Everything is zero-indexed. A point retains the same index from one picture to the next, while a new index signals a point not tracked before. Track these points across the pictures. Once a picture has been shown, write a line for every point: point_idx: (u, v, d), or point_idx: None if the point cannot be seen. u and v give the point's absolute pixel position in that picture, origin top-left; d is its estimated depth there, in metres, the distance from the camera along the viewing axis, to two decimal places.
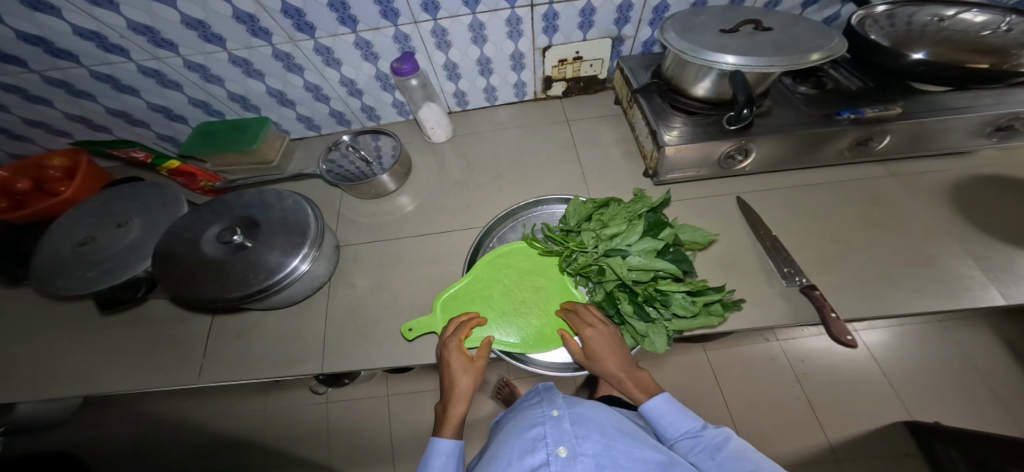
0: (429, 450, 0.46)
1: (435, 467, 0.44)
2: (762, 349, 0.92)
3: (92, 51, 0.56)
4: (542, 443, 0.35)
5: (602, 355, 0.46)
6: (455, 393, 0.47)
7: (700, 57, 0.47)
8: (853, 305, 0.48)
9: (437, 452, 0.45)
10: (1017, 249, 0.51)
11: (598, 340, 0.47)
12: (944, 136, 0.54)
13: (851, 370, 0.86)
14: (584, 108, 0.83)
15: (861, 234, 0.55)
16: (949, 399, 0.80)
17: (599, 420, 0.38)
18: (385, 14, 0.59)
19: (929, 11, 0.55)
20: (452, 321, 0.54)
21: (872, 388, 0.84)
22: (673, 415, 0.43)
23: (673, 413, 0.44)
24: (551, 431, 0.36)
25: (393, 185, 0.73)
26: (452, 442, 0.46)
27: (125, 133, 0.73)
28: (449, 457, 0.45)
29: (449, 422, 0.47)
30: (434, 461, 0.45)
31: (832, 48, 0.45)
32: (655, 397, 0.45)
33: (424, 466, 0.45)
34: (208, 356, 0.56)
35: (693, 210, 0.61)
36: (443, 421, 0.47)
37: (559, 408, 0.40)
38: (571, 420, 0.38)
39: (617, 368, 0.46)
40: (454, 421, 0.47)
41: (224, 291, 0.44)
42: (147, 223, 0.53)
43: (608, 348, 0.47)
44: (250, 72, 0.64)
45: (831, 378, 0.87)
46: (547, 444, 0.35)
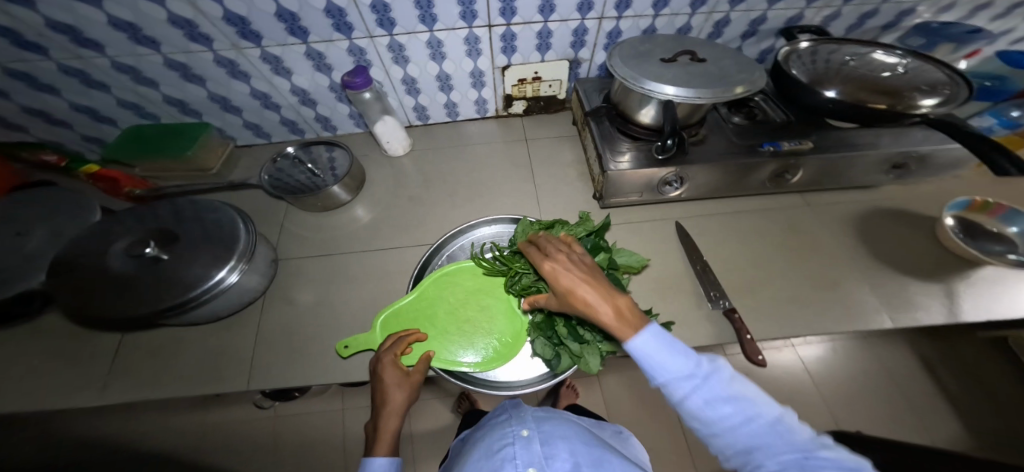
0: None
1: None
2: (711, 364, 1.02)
3: (3, 48, 0.53)
4: (511, 463, 0.35)
5: (567, 281, 0.37)
6: (388, 410, 0.45)
7: (640, 85, 0.49)
8: (765, 329, 0.50)
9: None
10: (917, 279, 0.54)
11: (562, 267, 0.38)
12: (849, 171, 0.58)
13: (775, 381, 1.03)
14: (544, 127, 0.84)
15: (784, 259, 0.58)
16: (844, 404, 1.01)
17: (567, 438, 0.39)
18: (338, 28, 0.59)
19: (846, 49, 0.59)
20: (392, 335, 0.52)
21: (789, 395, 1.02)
22: (665, 355, 0.31)
23: (667, 349, 0.32)
24: (520, 452, 0.36)
25: (347, 196, 0.71)
26: (385, 460, 0.44)
27: (47, 133, 0.68)
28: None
29: (381, 439, 0.45)
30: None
31: (754, 82, 0.48)
32: (643, 331, 0.32)
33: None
34: (112, 374, 0.52)
35: (633, 234, 0.62)
36: (376, 437, 0.45)
37: (528, 427, 0.40)
38: (540, 440, 0.38)
39: (587, 293, 0.35)
40: (388, 438, 0.45)
41: (121, 307, 0.41)
42: (52, 230, 0.50)
43: (575, 271, 0.37)
44: (189, 76, 0.62)
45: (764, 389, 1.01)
46: (516, 465, 0.35)
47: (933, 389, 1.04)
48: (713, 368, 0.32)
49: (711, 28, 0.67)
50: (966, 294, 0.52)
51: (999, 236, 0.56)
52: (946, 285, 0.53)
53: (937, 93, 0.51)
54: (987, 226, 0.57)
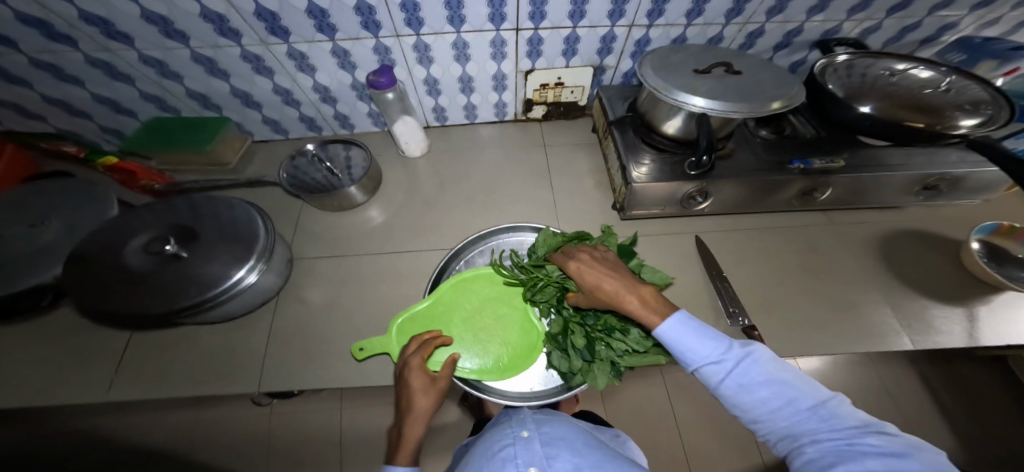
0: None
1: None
2: None
3: (32, 38, 0.52)
4: (511, 463, 0.33)
5: (596, 279, 0.41)
6: (414, 416, 0.44)
7: (672, 96, 0.49)
8: (786, 349, 0.50)
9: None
10: (938, 302, 0.54)
11: (585, 268, 0.43)
12: (879, 191, 0.57)
13: None
14: (562, 133, 0.84)
15: (805, 278, 0.57)
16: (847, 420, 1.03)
17: (574, 440, 0.36)
18: (367, 26, 0.58)
19: (884, 64, 0.57)
20: (415, 338, 0.51)
21: None
22: (690, 339, 0.35)
23: (692, 333, 0.35)
24: (522, 451, 0.34)
25: (362, 198, 0.71)
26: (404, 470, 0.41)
27: (64, 123, 0.67)
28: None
29: (404, 446, 0.43)
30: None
31: (791, 97, 0.47)
32: (670, 317, 0.36)
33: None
34: (122, 371, 0.52)
35: (654, 246, 0.62)
36: (399, 444, 0.43)
37: (529, 428, 0.38)
38: (541, 440, 0.36)
39: (615, 288, 0.40)
40: (412, 446, 0.43)
41: (145, 306, 0.40)
42: (67, 223, 0.49)
43: (601, 272, 0.42)
44: (214, 70, 0.62)
45: None
46: (517, 464, 0.32)
47: (933, 408, 1.05)
48: (748, 351, 0.33)
49: (744, 38, 0.67)
50: (988, 319, 0.51)
51: (1022, 261, 0.56)
52: (968, 308, 0.53)
53: (979, 113, 0.50)
54: (1012, 253, 0.57)
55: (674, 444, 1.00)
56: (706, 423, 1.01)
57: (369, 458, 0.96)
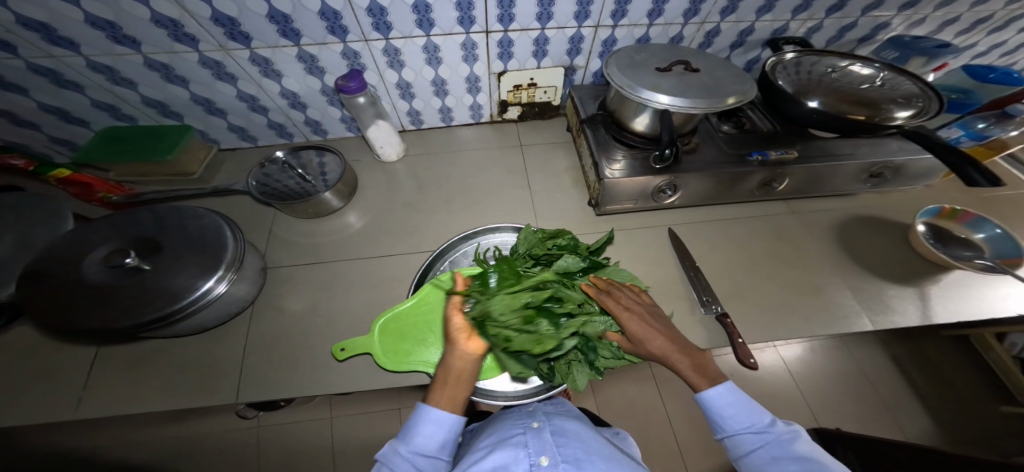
0: (416, 417, 0.42)
1: (422, 437, 0.41)
2: None
3: None
4: (523, 452, 0.39)
5: (650, 341, 0.42)
6: (457, 366, 0.43)
7: (636, 93, 0.50)
8: (755, 333, 0.52)
9: (423, 418, 0.42)
10: (892, 283, 0.57)
11: (642, 326, 0.43)
12: (832, 179, 0.61)
13: (766, 383, 1.11)
14: (539, 133, 0.85)
15: (771, 265, 0.60)
16: (825, 401, 1.09)
17: (578, 429, 0.42)
18: (333, 30, 0.58)
19: (827, 61, 0.61)
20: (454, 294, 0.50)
21: (778, 396, 1.09)
22: (739, 412, 0.40)
23: (740, 405, 0.41)
24: (533, 441, 0.40)
25: (338, 203, 0.70)
26: (447, 413, 0.42)
27: (13, 136, 0.64)
28: (441, 430, 0.41)
29: (448, 389, 0.43)
30: (420, 429, 0.41)
31: (745, 93, 0.50)
32: (719, 386, 0.41)
33: (407, 434, 0.41)
34: (83, 391, 0.50)
35: (630, 241, 0.64)
36: (440, 390, 0.43)
37: (539, 421, 0.44)
38: (551, 431, 0.41)
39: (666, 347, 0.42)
40: (450, 392, 0.43)
41: (97, 319, 0.39)
42: (17, 238, 0.47)
43: (655, 329, 0.43)
44: (171, 77, 0.60)
45: (753, 391, 1.10)
46: (529, 453, 0.38)
47: (903, 385, 1.11)
48: (790, 432, 0.39)
49: (702, 38, 0.70)
50: (936, 297, 0.55)
51: (968, 241, 0.60)
52: (920, 288, 0.56)
53: (912, 105, 0.53)
54: (957, 234, 0.61)
55: (664, 436, 1.02)
56: (691, 413, 1.05)
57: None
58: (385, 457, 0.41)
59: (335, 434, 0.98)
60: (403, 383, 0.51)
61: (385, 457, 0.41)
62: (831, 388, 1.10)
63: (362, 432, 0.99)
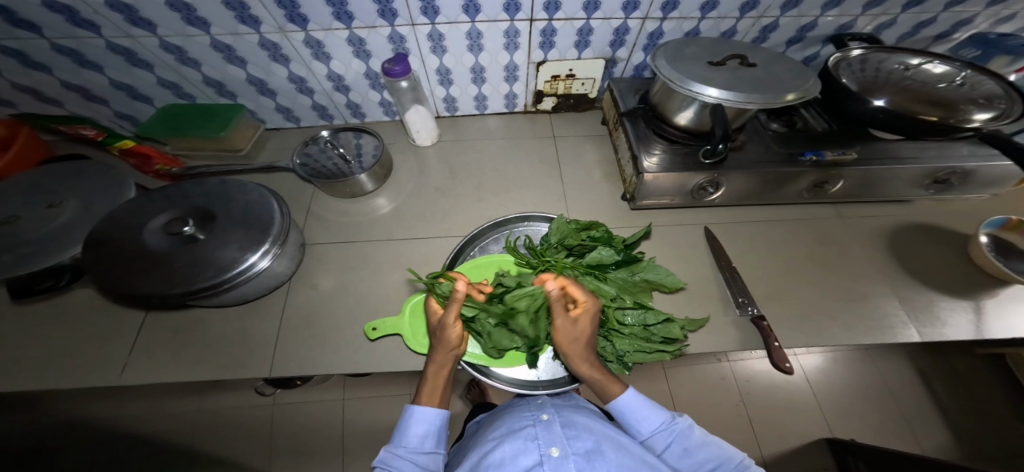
0: (406, 418, 0.43)
1: (415, 436, 0.42)
2: (716, 369, 1.11)
3: (56, 23, 0.52)
4: (533, 442, 0.37)
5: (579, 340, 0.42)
6: (441, 367, 0.43)
7: (686, 86, 0.49)
8: (794, 337, 0.51)
9: (415, 421, 0.42)
10: (944, 295, 0.54)
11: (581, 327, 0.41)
12: (888, 184, 0.58)
13: (785, 390, 1.08)
14: (572, 124, 0.84)
15: (813, 270, 0.58)
16: (844, 413, 1.06)
17: (587, 421, 0.41)
18: (383, 14, 0.58)
19: (897, 59, 0.58)
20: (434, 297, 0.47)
21: (795, 404, 1.07)
22: (644, 409, 0.42)
23: (643, 406, 0.43)
24: (542, 432, 0.39)
25: (372, 186, 0.71)
26: (435, 411, 0.43)
27: (79, 109, 0.67)
28: (433, 425, 0.43)
29: (433, 390, 0.44)
30: (411, 428, 0.42)
31: (807, 89, 0.47)
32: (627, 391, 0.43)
33: (400, 437, 0.42)
34: (136, 353, 0.52)
35: (665, 238, 0.63)
36: (426, 391, 0.43)
37: (549, 413, 0.43)
38: (561, 423, 0.40)
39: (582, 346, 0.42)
40: (438, 390, 0.44)
41: (165, 286, 0.41)
42: (86, 204, 0.50)
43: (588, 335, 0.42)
44: (231, 58, 0.61)
45: (769, 397, 1.08)
46: (539, 445, 0.37)
47: (930, 402, 1.06)
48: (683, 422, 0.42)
49: (757, 32, 0.67)
50: (993, 312, 0.52)
51: None
52: (974, 301, 0.53)
53: (994, 108, 0.49)
54: (1020, 246, 0.57)
55: None
56: (703, 414, 1.04)
57: (374, 447, 0.98)
58: (382, 463, 0.40)
59: (352, 409, 1.01)
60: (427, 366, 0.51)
61: (382, 463, 0.40)
62: (852, 400, 1.07)
63: (376, 413, 1.01)
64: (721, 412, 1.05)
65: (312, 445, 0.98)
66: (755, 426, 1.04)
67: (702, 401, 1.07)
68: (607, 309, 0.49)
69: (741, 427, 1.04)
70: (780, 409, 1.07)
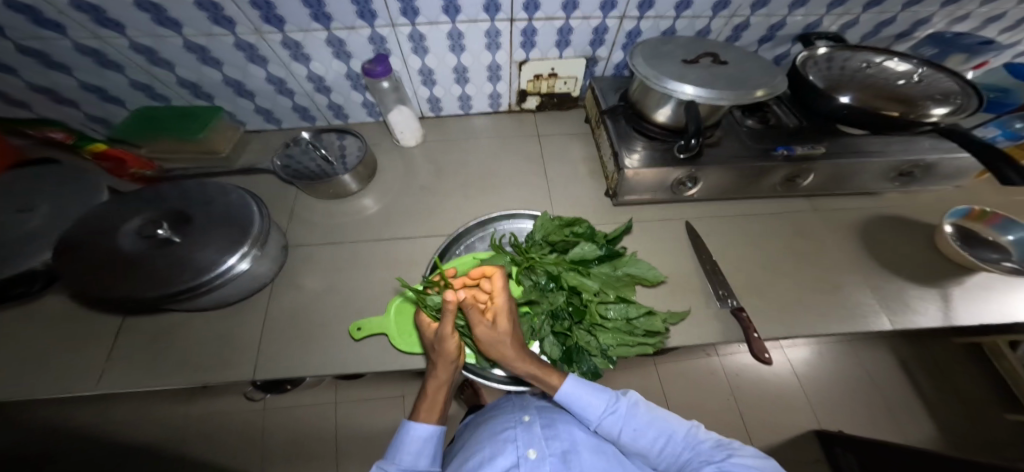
0: (401, 435, 0.43)
1: (409, 453, 0.42)
2: (706, 364, 1.13)
3: (22, 25, 0.51)
4: (512, 444, 0.41)
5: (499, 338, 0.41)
6: (440, 383, 0.44)
7: (662, 84, 0.50)
8: (772, 327, 0.52)
9: (410, 437, 0.43)
10: (914, 284, 0.56)
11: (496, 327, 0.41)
12: (859, 177, 0.60)
13: (772, 383, 1.10)
14: (556, 123, 0.85)
15: (790, 262, 0.60)
16: (828, 403, 1.09)
17: (563, 421, 0.46)
18: (362, 15, 0.58)
19: (862, 56, 0.60)
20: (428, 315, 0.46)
21: (782, 396, 1.09)
22: (588, 397, 0.42)
23: (588, 389, 0.42)
24: (522, 434, 0.42)
25: (356, 186, 0.71)
26: (431, 427, 0.44)
27: (51, 112, 0.66)
28: (428, 442, 0.43)
29: (431, 406, 0.45)
30: (407, 446, 0.43)
31: (775, 86, 0.49)
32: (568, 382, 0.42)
33: (394, 453, 0.42)
34: (111, 360, 0.51)
35: (647, 233, 0.64)
36: (424, 407, 0.44)
37: (531, 413, 0.47)
38: (541, 424, 0.44)
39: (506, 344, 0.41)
40: (436, 406, 0.45)
41: (136, 289, 0.40)
42: (55, 208, 0.49)
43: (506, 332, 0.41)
44: (206, 59, 0.61)
45: (757, 389, 1.10)
46: (518, 446, 0.41)
47: (910, 390, 1.09)
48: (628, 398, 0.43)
49: (731, 31, 0.69)
50: (960, 298, 0.54)
51: (994, 243, 0.59)
52: (942, 289, 0.56)
53: (949, 103, 0.51)
54: (984, 235, 0.60)
55: None
56: (693, 409, 1.06)
57: (366, 452, 0.97)
58: None
59: (343, 414, 1.00)
60: (410, 366, 0.51)
61: None
62: (836, 390, 1.10)
63: (368, 417, 1.00)
64: (711, 406, 1.07)
65: (301, 453, 0.97)
66: (745, 420, 1.06)
67: (692, 396, 1.09)
68: (591, 303, 0.49)
69: (732, 421, 1.05)
70: (768, 401, 1.09)
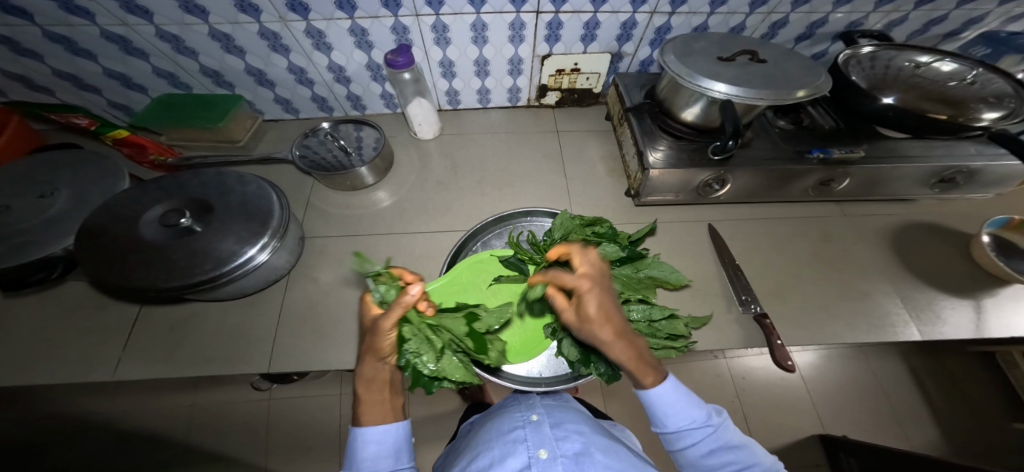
0: (353, 442, 0.36)
1: (368, 460, 0.35)
2: (714, 366, 1.11)
3: (48, 10, 0.50)
4: (522, 445, 0.37)
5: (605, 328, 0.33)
6: (375, 378, 0.37)
7: (694, 82, 0.48)
8: (798, 335, 0.51)
9: (364, 444, 0.36)
10: (945, 294, 0.55)
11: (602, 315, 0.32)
12: (894, 183, 0.58)
13: (781, 387, 1.09)
14: (575, 119, 0.83)
15: (816, 268, 0.58)
16: (837, 409, 1.08)
17: (577, 423, 0.41)
18: (386, 4, 0.56)
19: (906, 56, 0.57)
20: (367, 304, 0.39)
21: (790, 401, 1.08)
22: (678, 406, 0.36)
23: (681, 400, 0.36)
24: (532, 435, 0.38)
25: (373, 179, 0.70)
26: (385, 427, 0.36)
27: (71, 97, 0.65)
28: (388, 444, 0.36)
29: (377, 403, 0.37)
30: (362, 453, 0.35)
31: (818, 86, 0.47)
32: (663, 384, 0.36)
33: (350, 462, 0.36)
34: (131, 348, 0.51)
35: (670, 234, 0.62)
36: (369, 408, 0.37)
37: (539, 413, 0.42)
38: (550, 424, 0.40)
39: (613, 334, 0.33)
40: (383, 403, 0.38)
41: (162, 280, 0.39)
42: (79, 195, 0.49)
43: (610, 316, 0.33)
44: (229, 48, 0.60)
45: (765, 393, 1.08)
46: (528, 447, 0.36)
47: (923, 400, 1.07)
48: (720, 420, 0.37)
49: (766, 28, 0.66)
50: (993, 310, 0.52)
51: None
52: (974, 300, 0.54)
53: (1003, 107, 0.49)
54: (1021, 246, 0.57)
55: None
56: None
57: None
58: None
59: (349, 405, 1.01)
60: None
61: None
62: (846, 396, 1.09)
63: None
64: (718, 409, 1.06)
65: (309, 441, 0.98)
66: (751, 423, 1.05)
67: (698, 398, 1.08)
68: None
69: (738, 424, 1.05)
70: (777, 405, 1.08)
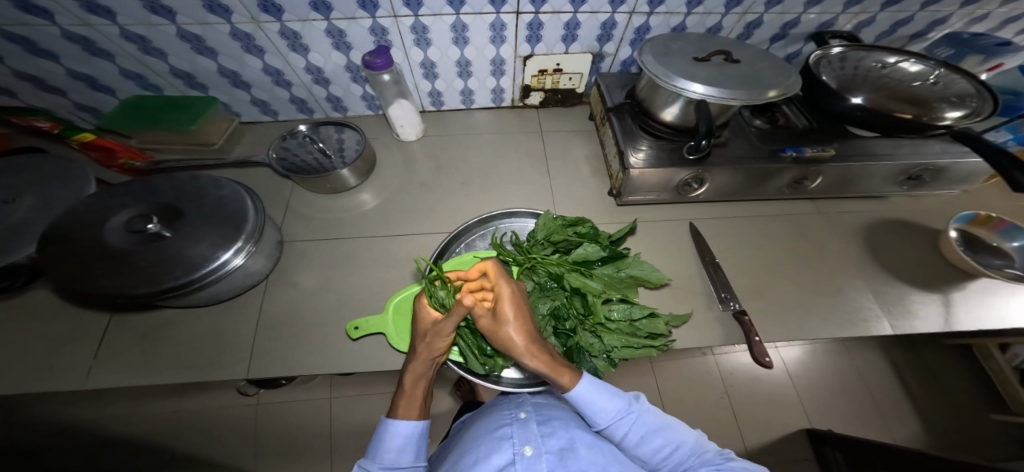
0: (382, 432, 0.40)
1: (392, 451, 0.39)
2: (702, 364, 1.13)
3: (6, 10, 0.48)
4: (508, 442, 0.36)
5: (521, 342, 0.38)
6: (418, 376, 0.41)
7: (670, 82, 0.48)
8: (775, 331, 0.52)
9: (390, 435, 0.39)
10: (916, 288, 0.56)
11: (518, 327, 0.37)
12: (866, 180, 0.59)
13: (767, 383, 1.11)
14: (559, 119, 0.83)
15: (794, 265, 0.59)
16: (821, 403, 1.09)
17: (564, 420, 0.40)
18: (362, 5, 0.56)
19: (875, 57, 0.59)
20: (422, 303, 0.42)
21: (775, 396, 1.10)
22: (599, 400, 0.38)
23: (599, 392, 0.39)
24: (518, 431, 0.38)
25: (354, 181, 0.69)
26: (416, 423, 0.40)
27: (36, 99, 0.63)
28: (414, 438, 0.40)
29: (410, 401, 0.41)
30: (390, 443, 0.39)
31: (789, 86, 0.48)
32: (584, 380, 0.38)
33: (376, 452, 0.39)
34: (100, 357, 0.50)
35: (651, 233, 0.63)
36: (404, 403, 0.41)
37: (526, 411, 0.42)
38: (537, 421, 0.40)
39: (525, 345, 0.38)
40: (416, 401, 0.41)
41: (125, 287, 0.38)
42: (42, 200, 0.47)
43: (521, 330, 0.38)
44: (201, 49, 0.59)
45: (752, 389, 1.10)
46: (513, 443, 0.36)
47: (903, 392, 1.10)
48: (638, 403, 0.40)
49: (742, 28, 0.67)
50: (961, 304, 0.54)
51: (997, 249, 0.58)
52: (944, 294, 0.55)
53: (965, 106, 0.51)
54: (987, 240, 0.59)
55: None
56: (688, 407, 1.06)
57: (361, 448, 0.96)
58: None
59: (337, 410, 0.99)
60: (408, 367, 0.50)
61: None
62: (830, 390, 1.11)
63: (359, 413, 0.99)
64: (706, 406, 1.07)
65: (296, 447, 0.96)
66: (739, 419, 1.06)
67: (687, 395, 1.09)
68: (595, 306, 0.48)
69: (726, 420, 1.06)
70: (763, 401, 1.09)
